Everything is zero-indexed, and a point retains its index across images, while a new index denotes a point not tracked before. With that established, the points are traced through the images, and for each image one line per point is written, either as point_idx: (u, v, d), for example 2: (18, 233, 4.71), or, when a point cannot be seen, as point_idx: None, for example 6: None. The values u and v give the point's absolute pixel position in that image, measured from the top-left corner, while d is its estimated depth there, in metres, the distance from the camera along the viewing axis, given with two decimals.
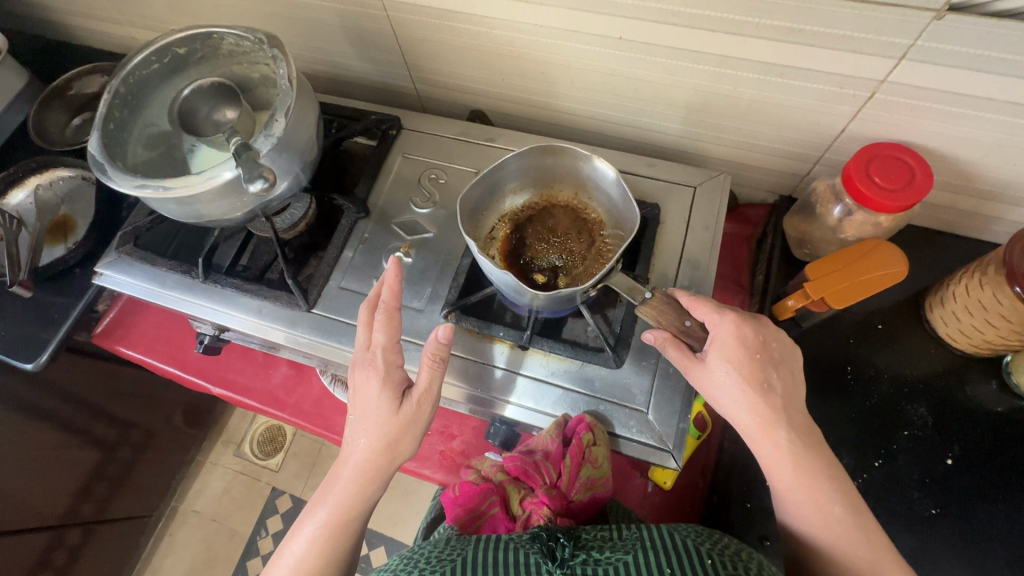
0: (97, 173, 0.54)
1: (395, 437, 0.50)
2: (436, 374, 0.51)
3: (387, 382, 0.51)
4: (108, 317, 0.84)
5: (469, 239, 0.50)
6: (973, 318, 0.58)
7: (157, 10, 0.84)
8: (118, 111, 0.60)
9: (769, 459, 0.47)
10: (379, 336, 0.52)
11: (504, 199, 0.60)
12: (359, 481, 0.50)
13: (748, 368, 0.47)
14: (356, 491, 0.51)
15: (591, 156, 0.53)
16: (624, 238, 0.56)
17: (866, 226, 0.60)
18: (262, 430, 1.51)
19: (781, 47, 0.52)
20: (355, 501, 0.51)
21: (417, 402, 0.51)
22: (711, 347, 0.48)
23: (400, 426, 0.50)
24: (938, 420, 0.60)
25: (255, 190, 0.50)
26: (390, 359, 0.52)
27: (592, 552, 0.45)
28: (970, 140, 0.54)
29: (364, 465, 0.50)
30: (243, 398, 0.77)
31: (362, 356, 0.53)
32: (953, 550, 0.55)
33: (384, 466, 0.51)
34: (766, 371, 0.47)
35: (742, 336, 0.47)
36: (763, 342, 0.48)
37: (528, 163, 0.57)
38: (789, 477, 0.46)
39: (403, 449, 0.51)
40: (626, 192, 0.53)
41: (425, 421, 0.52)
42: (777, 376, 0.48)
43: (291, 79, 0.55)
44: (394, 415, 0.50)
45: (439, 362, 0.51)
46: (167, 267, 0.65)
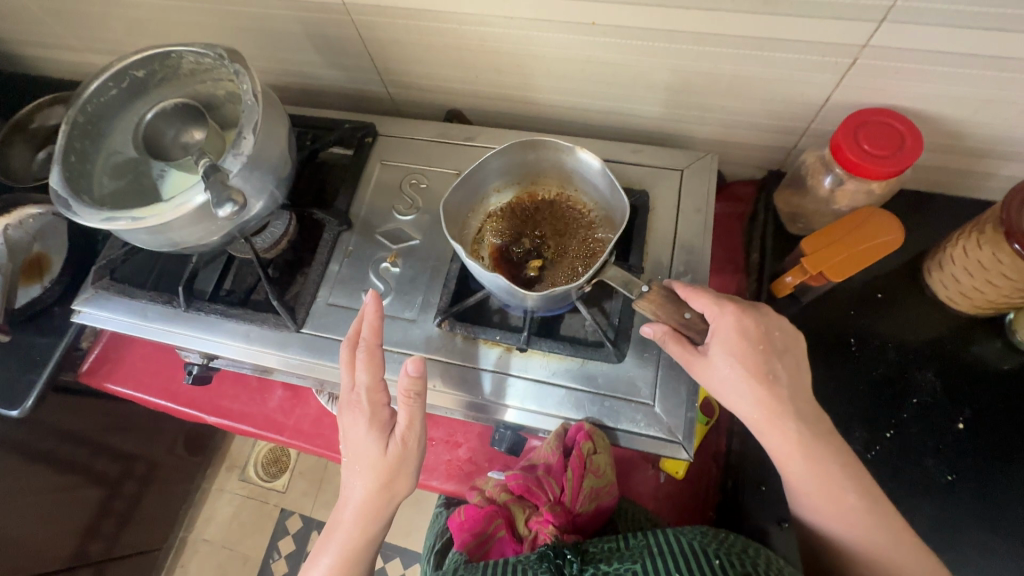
0: (59, 209, 0.51)
1: (388, 476, 0.50)
2: (415, 410, 0.50)
3: (375, 422, 0.50)
4: (93, 354, 0.81)
5: (456, 244, 0.49)
6: (973, 280, 0.57)
7: (112, 33, 0.81)
8: (79, 142, 0.57)
9: (784, 447, 0.47)
10: (362, 377, 0.51)
11: (488, 199, 0.59)
12: (359, 522, 0.51)
13: (751, 359, 0.46)
14: (358, 533, 0.51)
15: (574, 148, 0.52)
16: (615, 229, 0.55)
17: (858, 195, 0.58)
18: (265, 451, 1.49)
19: (759, 19, 0.51)
20: (358, 545, 0.51)
21: (402, 440, 0.50)
22: (713, 340, 0.47)
23: (390, 465, 0.50)
24: (946, 385, 0.59)
25: (224, 214, 0.48)
26: (375, 398, 0.51)
27: (601, 565, 0.46)
28: (958, 99, 0.53)
29: (363, 506, 0.50)
30: (242, 425, 0.75)
31: (348, 396, 0.52)
32: (969, 514, 0.54)
33: (382, 505, 0.51)
34: (769, 360, 0.47)
35: (744, 328, 0.47)
36: (765, 331, 0.47)
37: (510, 159, 0.56)
38: (808, 459, 0.46)
39: (397, 487, 0.51)
40: (614, 182, 0.51)
41: (416, 457, 0.52)
42: (782, 365, 0.47)
43: (255, 93, 0.52)
44: (383, 456, 0.50)
45: (414, 398, 0.49)
46: (147, 299, 0.63)
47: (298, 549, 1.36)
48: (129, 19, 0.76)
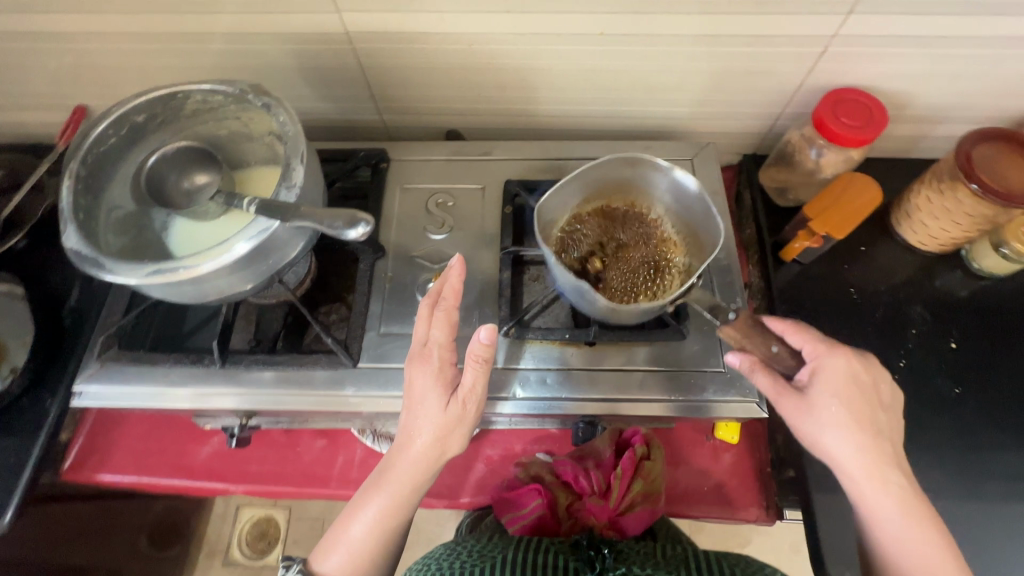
0: (88, 269, 0.45)
1: (444, 431, 0.50)
2: (481, 374, 0.49)
3: (440, 378, 0.50)
4: (76, 445, 0.71)
5: (545, 246, 0.51)
6: (939, 222, 0.67)
7: (59, 83, 0.73)
8: (82, 198, 0.51)
9: (873, 490, 0.49)
10: (436, 333, 0.50)
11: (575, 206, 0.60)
12: (413, 473, 0.51)
13: (856, 408, 0.49)
14: (409, 482, 0.51)
15: (677, 172, 0.55)
16: (700, 254, 0.58)
17: (840, 163, 0.67)
18: (249, 527, 1.35)
19: (749, 19, 0.58)
20: (408, 492, 0.51)
21: (463, 401, 0.49)
22: (815, 378, 0.51)
23: (448, 423, 0.50)
24: (934, 314, 0.69)
25: (359, 235, 0.45)
26: (445, 354, 0.50)
27: (632, 566, 0.55)
28: (905, 75, 0.63)
29: (418, 458, 0.50)
30: (277, 486, 0.69)
31: (418, 349, 0.51)
32: (979, 418, 0.64)
33: (434, 461, 0.51)
34: (874, 411, 0.50)
35: (853, 376, 0.50)
36: (874, 380, 0.51)
37: (608, 170, 0.58)
38: (896, 497, 0.49)
39: (450, 444, 0.51)
40: (711, 210, 0.55)
41: (473, 419, 0.51)
42: (885, 417, 0.50)
43: (295, 123, 0.50)
44: (443, 414, 0.49)
45: (482, 362, 0.48)
46: (172, 361, 0.57)
47: None
48: (86, 66, 0.70)
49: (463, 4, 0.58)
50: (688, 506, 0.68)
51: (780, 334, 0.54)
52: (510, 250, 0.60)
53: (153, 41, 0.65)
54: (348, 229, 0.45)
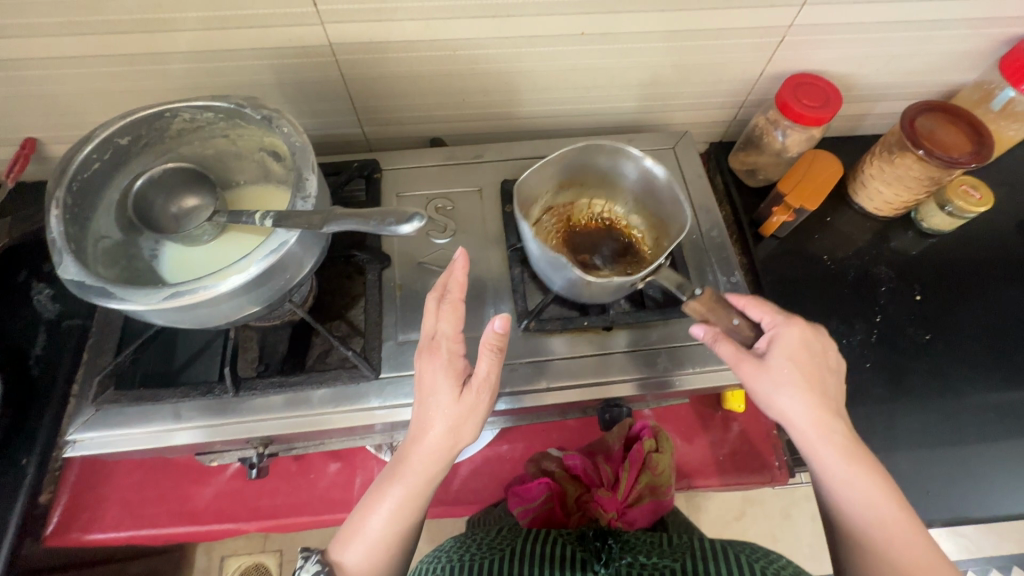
0: (96, 299, 0.42)
1: (458, 422, 0.48)
2: (494, 363, 0.47)
3: (451, 368, 0.48)
4: (59, 506, 0.65)
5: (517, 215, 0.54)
6: (892, 189, 0.75)
7: (3, 116, 0.67)
8: (71, 229, 0.47)
9: (825, 451, 0.49)
10: (445, 323, 0.49)
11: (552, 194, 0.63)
12: (427, 467, 0.49)
13: (808, 371, 0.50)
14: (425, 477, 0.49)
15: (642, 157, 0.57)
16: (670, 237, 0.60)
17: (803, 142, 0.73)
18: None
19: (717, 13, 0.63)
20: (422, 487, 0.50)
21: (476, 391, 0.48)
22: (771, 346, 0.51)
23: (462, 414, 0.48)
24: (897, 271, 0.76)
25: (413, 228, 0.44)
26: (453, 345, 0.49)
27: (639, 557, 0.54)
28: (851, 58, 0.70)
29: (433, 451, 0.49)
30: (293, 517, 0.65)
31: (427, 342, 0.50)
32: (948, 358, 0.71)
33: (448, 455, 0.49)
34: (823, 375, 0.50)
35: (806, 341, 0.51)
36: (823, 348, 0.52)
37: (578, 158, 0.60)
38: (851, 459, 0.48)
39: (463, 436, 0.49)
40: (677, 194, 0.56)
41: (487, 409, 0.50)
42: (833, 381, 0.51)
43: (300, 133, 0.49)
44: (456, 404, 0.48)
45: (495, 351, 0.47)
46: (178, 395, 0.54)
47: None
48: (36, 95, 0.65)
49: (449, 10, 0.59)
50: (705, 478, 0.70)
51: (743, 309, 0.55)
52: (517, 246, 0.61)
53: (116, 63, 0.62)
54: (399, 224, 0.44)
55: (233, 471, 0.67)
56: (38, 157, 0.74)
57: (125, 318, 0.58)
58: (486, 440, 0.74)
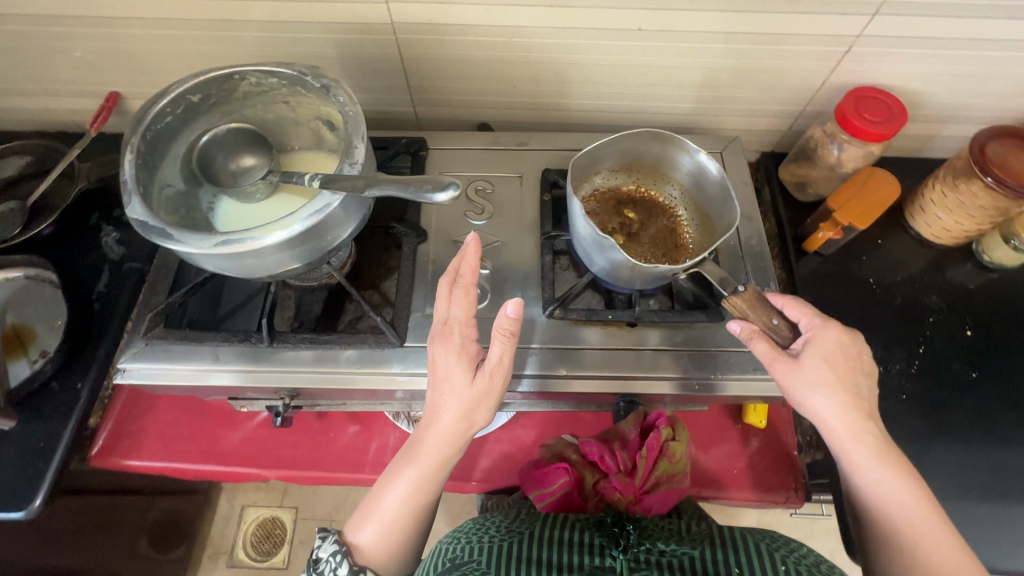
0: (155, 238, 0.46)
1: (471, 405, 0.50)
2: (507, 348, 0.49)
3: (463, 353, 0.50)
4: (104, 431, 0.70)
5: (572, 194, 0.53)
6: (953, 215, 0.71)
7: (93, 69, 0.73)
8: (141, 173, 0.51)
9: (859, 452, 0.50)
10: (456, 309, 0.51)
11: (599, 178, 0.63)
12: (441, 448, 0.51)
13: (843, 374, 0.51)
14: (438, 457, 0.52)
15: (701, 150, 0.57)
16: (714, 235, 0.60)
17: (860, 158, 0.71)
18: (254, 528, 1.33)
19: (779, 17, 0.61)
20: (436, 467, 0.52)
21: (490, 374, 0.50)
22: (807, 347, 0.52)
23: (475, 397, 0.50)
24: (948, 303, 0.72)
25: (446, 197, 0.45)
26: (466, 331, 0.51)
27: (657, 543, 0.53)
28: (922, 75, 0.67)
29: (444, 433, 0.51)
30: (311, 471, 0.69)
31: (439, 326, 0.52)
32: (995, 399, 0.66)
33: (462, 435, 0.52)
34: (857, 378, 0.52)
35: (842, 345, 0.52)
36: (858, 353, 0.53)
37: (633, 145, 0.60)
38: (885, 463, 0.49)
39: (478, 417, 0.52)
40: (729, 189, 0.56)
41: (498, 393, 0.51)
42: (866, 384, 0.53)
43: (354, 104, 0.51)
44: (469, 387, 0.50)
45: (508, 337, 0.48)
46: (218, 340, 0.57)
47: None
48: (124, 52, 0.70)
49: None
50: (717, 488, 0.69)
51: (780, 309, 0.57)
52: (551, 234, 0.62)
53: (197, 28, 0.66)
54: (435, 193, 0.46)
55: (259, 420, 0.71)
56: (119, 110, 0.80)
57: (180, 263, 0.62)
58: (501, 423, 0.75)
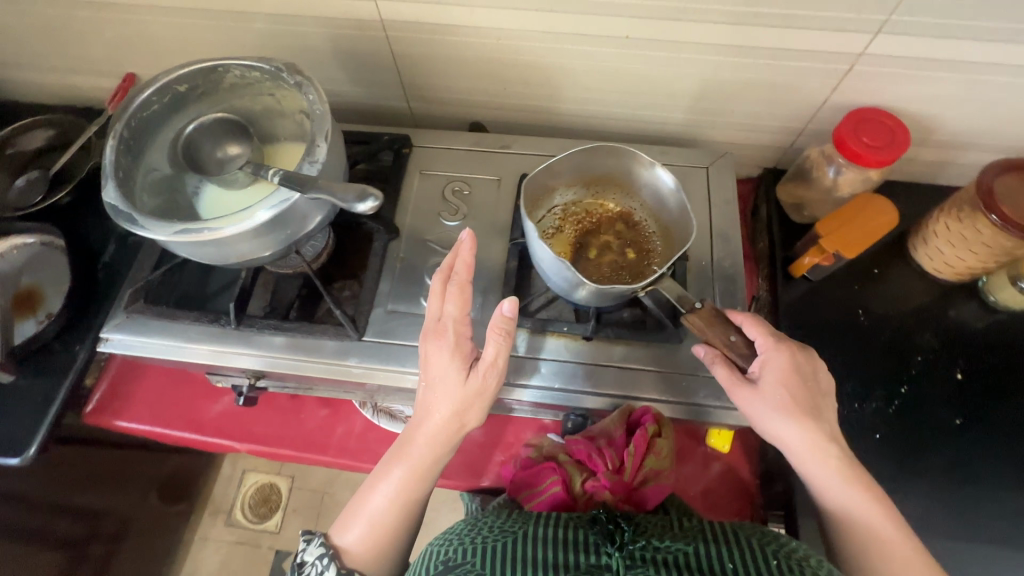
0: (122, 223, 0.49)
1: (464, 404, 0.52)
2: (502, 347, 0.50)
3: (458, 351, 0.51)
4: (98, 392, 0.75)
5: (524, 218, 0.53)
6: (956, 250, 0.66)
7: (112, 51, 0.78)
8: (123, 158, 0.55)
9: (821, 476, 0.52)
10: (450, 307, 0.51)
11: (556, 194, 0.62)
12: (432, 445, 0.53)
13: (801, 395, 0.52)
14: (429, 454, 0.53)
15: (654, 163, 0.55)
16: (674, 248, 0.58)
17: (858, 182, 0.68)
18: (253, 491, 1.40)
19: (773, 31, 0.59)
20: (428, 463, 0.54)
21: (484, 374, 0.51)
22: (764, 370, 0.53)
23: (468, 396, 0.52)
24: (942, 343, 0.68)
25: (365, 209, 0.48)
26: (461, 329, 0.52)
27: (652, 540, 0.50)
28: (933, 98, 0.63)
29: (437, 431, 0.53)
30: (278, 448, 0.72)
31: (432, 324, 0.52)
32: (978, 450, 0.63)
33: (454, 433, 0.53)
34: (816, 398, 0.53)
35: (797, 364, 0.53)
36: (814, 372, 0.54)
37: (585, 160, 0.59)
38: (852, 489, 0.51)
39: (470, 417, 0.53)
40: (684, 203, 0.54)
41: (491, 393, 0.53)
42: (825, 404, 0.53)
43: (323, 103, 0.53)
44: (463, 386, 0.51)
45: (504, 335, 0.50)
46: (190, 319, 0.61)
47: None
48: (138, 36, 0.74)
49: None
50: None
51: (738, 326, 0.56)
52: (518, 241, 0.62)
53: (201, 17, 0.69)
54: (355, 203, 0.48)
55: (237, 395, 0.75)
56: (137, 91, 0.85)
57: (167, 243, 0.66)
58: None
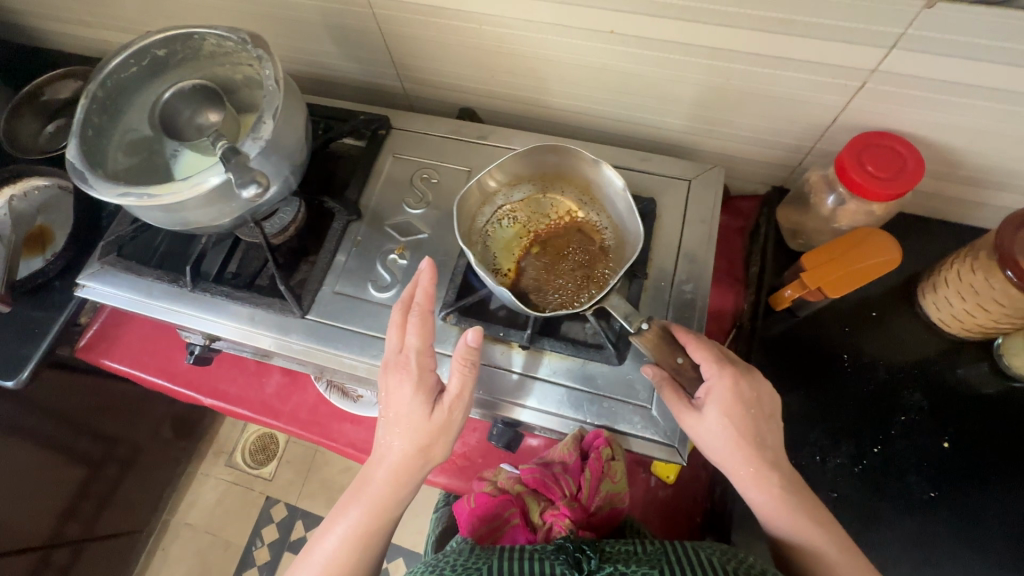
0: (76, 181, 0.52)
1: (428, 440, 0.50)
2: (468, 378, 0.50)
3: (422, 385, 0.50)
4: (91, 330, 0.81)
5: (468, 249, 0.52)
6: (965, 304, 0.59)
7: (130, 11, 0.81)
8: (97, 117, 0.58)
9: (762, 504, 0.49)
10: (412, 339, 0.50)
11: (502, 196, 0.62)
12: (392, 482, 0.50)
13: (744, 422, 0.48)
14: (388, 492, 0.51)
15: (599, 162, 0.56)
16: (625, 249, 0.58)
17: (859, 215, 0.61)
18: (253, 438, 1.49)
19: (772, 38, 0.52)
20: (388, 503, 0.51)
21: (449, 408, 0.50)
22: (707, 398, 0.49)
23: (432, 432, 0.50)
24: (933, 405, 0.61)
25: (248, 195, 0.47)
26: (424, 362, 0.50)
27: (618, 565, 0.46)
28: (960, 128, 0.54)
29: (397, 467, 0.50)
30: (237, 408, 0.76)
31: (393, 358, 0.51)
32: (952, 531, 0.56)
33: (417, 468, 0.51)
34: (759, 424, 0.49)
35: (740, 391, 0.48)
36: (757, 397, 0.49)
37: (529, 160, 0.59)
38: (794, 517, 0.48)
39: (435, 453, 0.51)
40: (631, 202, 0.55)
41: (457, 427, 0.51)
42: (770, 429, 0.49)
43: (277, 80, 0.53)
44: (427, 421, 0.49)
45: (469, 366, 0.50)
46: (153, 277, 0.64)
47: (280, 538, 1.37)
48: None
49: None
50: None
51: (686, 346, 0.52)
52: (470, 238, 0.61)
53: None
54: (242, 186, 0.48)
55: None
56: None
57: None
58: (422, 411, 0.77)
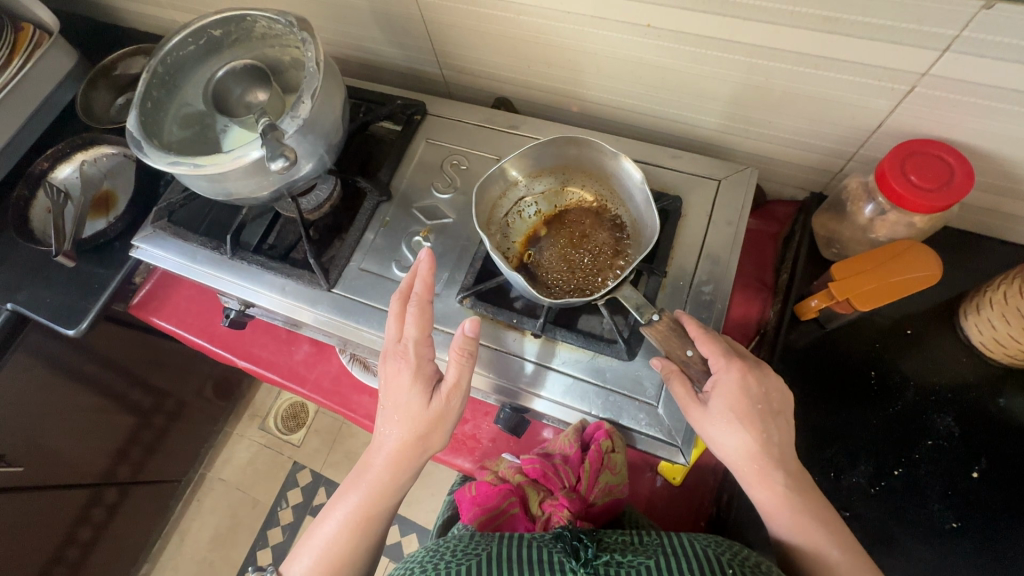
0: (133, 149, 0.56)
1: (426, 429, 0.52)
2: (464, 369, 0.51)
3: (419, 375, 0.52)
4: (144, 289, 0.88)
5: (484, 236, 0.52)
6: (1009, 327, 0.55)
7: None
8: (156, 90, 0.62)
9: (767, 503, 0.48)
10: (411, 329, 0.52)
11: (521, 187, 0.63)
12: (390, 468, 0.53)
13: (750, 417, 0.48)
14: (387, 478, 0.53)
15: (619, 154, 0.56)
16: (642, 243, 0.58)
17: (899, 226, 0.58)
18: (286, 405, 1.56)
19: (816, 36, 0.50)
20: (387, 488, 0.53)
21: (446, 397, 0.52)
22: (714, 392, 0.48)
23: (429, 421, 0.52)
24: (965, 432, 0.57)
25: (277, 168, 0.51)
26: (422, 352, 0.52)
27: (615, 554, 0.47)
28: (1020, 139, 0.51)
29: (394, 454, 0.52)
30: (266, 372, 0.80)
31: (393, 347, 0.53)
32: (971, 564, 0.53)
33: (416, 456, 0.53)
34: (767, 420, 0.48)
35: (746, 386, 0.48)
36: (766, 393, 0.48)
37: (550, 151, 0.60)
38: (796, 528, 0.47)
39: (432, 441, 0.53)
40: (648, 195, 0.55)
41: (454, 417, 0.53)
42: (777, 427, 0.48)
43: (319, 63, 0.56)
44: (424, 410, 0.51)
45: (466, 356, 0.51)
46: (197, 243, 0.68)
47: (303, 502, 1.43)
48: None
49: None
50: None
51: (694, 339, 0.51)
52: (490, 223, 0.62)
53: None
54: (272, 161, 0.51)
55: None
56: None
57: None
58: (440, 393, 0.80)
